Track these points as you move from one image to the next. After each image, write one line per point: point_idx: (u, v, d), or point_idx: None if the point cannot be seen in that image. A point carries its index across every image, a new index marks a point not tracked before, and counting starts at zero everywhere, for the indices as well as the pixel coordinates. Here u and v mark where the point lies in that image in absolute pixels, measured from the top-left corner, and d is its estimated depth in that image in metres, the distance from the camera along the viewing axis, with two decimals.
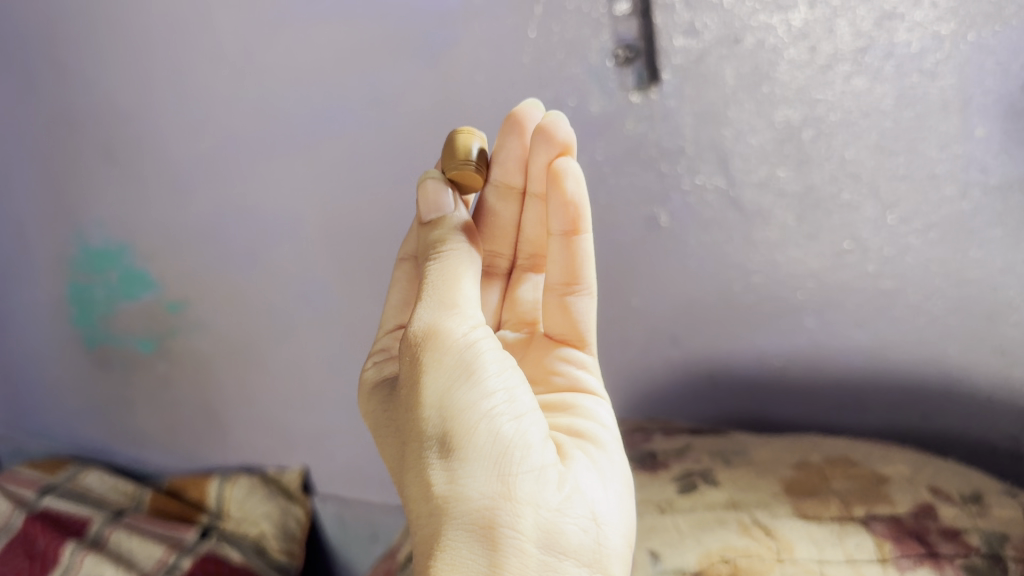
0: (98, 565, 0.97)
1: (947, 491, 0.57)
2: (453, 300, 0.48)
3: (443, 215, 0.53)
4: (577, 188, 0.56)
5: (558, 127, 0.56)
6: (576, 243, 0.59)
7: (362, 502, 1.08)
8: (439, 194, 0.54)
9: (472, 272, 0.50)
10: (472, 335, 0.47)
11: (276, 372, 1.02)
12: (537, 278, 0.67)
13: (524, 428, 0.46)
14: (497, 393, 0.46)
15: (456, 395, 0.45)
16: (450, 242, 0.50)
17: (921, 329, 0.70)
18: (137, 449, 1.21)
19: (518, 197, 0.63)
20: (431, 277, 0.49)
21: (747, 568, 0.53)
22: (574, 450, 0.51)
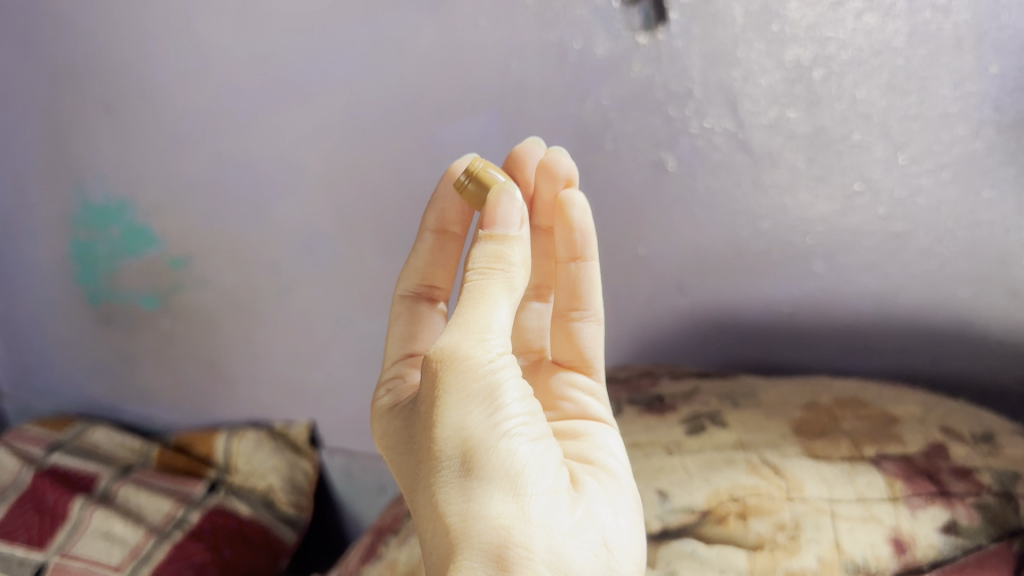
0: (108, 520, 0.96)
1: (958, 431, 0.57)
2: (485, 322, 0.45)
3: (503, 233, 0.48)
4: (584, 219, 0.57)
5: (559, 161, 0.58)
6: (577, 270, 0.58)
7: (370, 456, 1.08)
8: (510, 204, 0.48)
9: (508, 288, 0.47)
10: (498, 359, 0.45)
11: (281, 326, 1.02)
12: (542, 305, 0.65)
13: (540, 450, 0.45)
14: (516, 415, 0.44)
15: (476, 416, 0.43)
16: (502, 263, 0.47)
17: (932, 272, 0.70)
18: (142, 405, 1.21)
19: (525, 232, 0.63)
20: (470, 293, 0.46)
21: (756, 506, 0.53)
22: (586, 477, 0.49)
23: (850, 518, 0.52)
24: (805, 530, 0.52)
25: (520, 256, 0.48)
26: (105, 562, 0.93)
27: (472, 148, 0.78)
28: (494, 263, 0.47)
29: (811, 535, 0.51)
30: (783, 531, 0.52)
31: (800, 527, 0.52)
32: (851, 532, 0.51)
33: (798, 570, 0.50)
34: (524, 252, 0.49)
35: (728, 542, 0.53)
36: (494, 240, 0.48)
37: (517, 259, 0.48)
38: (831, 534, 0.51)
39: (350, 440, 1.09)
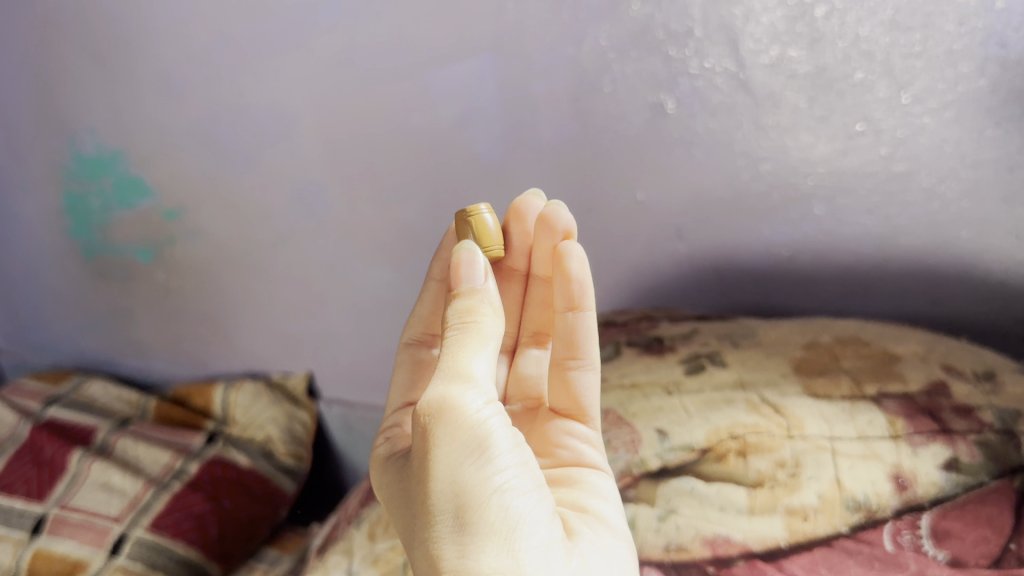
0: (106, 473, 0.96)
1: (960, 370, 0.56)
2: (467, 371, 0.42)
3: (469, 287, 0.45)
4: (582, 273, 0.53)
5: (558, 215, 0.54)
6: (573, 321, 0.54)
7: (368, 406, 1.08)
8: (471, 261, 0.46)
9: (487, 342, 0.43)
10: (484, 411, 0.41)
11: (276, 277, 1.01)
12: (540, 351, 0.62)
13: (535, 504, 0.41)
14: (509, 467, 0.41)
15: (467, 469, 0.40)
16: (477, 314, 0.44)
17: (934, 213, 0.69)
18: (139, 357, 1.20)
19: (521, 282, 0.61)
20: (448, 348, 0.43)
21: (757, 445, 0.53)
22: (582, 529, 0.46)
23: (851, 456, 0.51)
24: (805, 468, 0.51)
25: (492, 308, 0.45)
26: (105, 514, 0.92)
27: (468, 91, 0.77)
28: (468, 317, 0.44)
29: (812, 473, 0.51)
30: (784, 469, 0.51)
31: (800, 465, 0.51)
32: (852, 469, 0.51)
33: (798, 508, 0.50)
34: (497, 305, 0.45)
35: (728, 480, 0.52)
36: (463, 297, 0.45)
37: (490, 312, 0.45)
38: (832, 471, 0.51)
39: (349, 390, 1.09)
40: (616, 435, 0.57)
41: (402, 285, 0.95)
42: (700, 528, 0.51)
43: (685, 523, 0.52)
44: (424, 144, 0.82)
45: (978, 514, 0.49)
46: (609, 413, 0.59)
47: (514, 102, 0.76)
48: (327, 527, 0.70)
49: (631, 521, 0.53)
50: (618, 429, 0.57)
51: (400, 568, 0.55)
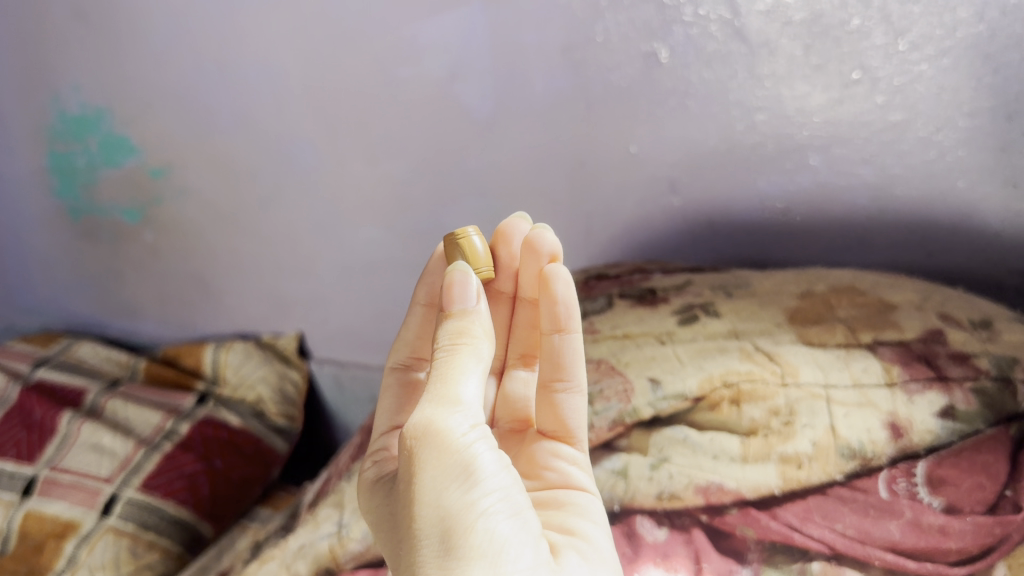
0: (96, 433, 0.95)
1: (957, 318, 0.55)
2: (456, 393, 0.40)
3: (461, 308, 0.43)
4: (567, 296, 0.49)
5: (543, 237, 0.51)
6: (559, 343, 0.50)
7: (360, 365, 1.07)
8: (464, 281, 0.43)
9: (476, 365, 0.41)
10: (471, 433, 0.40)
11: (264, 236, 1.00)
12: (527, 372, 0.59)
13: (521, 527, 0.39)
14: (494, 490, 0.39)
15: (452, 491, 0.38)
16: (466, 336, 0.42)
17: (930, 163, 0.68)
18: (130, 319, 1.19)
19: (506, 305, 0.58)
20: (436, 369, 0.41)
21: (751, 394, 0.51)
22: (569, 552, 0.42)
23: (846, 404, 0.50)
24: (799, 416, 0.50)
25: (483, 331, 0.43)
26: (95, 475, 0.91)
27: (457, 42, 0.75)
28: (458, 338, 0.42)
29: (806, 421, 0.50)
30: (778, 417, 0.50)
31: (794, 413, 0.50)
32: (847, 417, 0.50)
33: (792, 456, 0.50)
34: (488, 327, 0.43)
35: (721, 428, 0.52)
36: (453, 317, 0.43)
37: (481, 334, 0.43)
38: (827, 419, 0.50)
39: (340, 350, 1.08)
40: (608, 385, 0.55)
41: (392, 244, 0.94)
42: (693, 476, 0.51)
43: (678, 472, 0.51)
44: (413, 97, 0.81)
45: (974, 461, 0.49)
46: (601, 363, 0.57)
47: (504, 53, 0.74)
48: (318, 483, 0.70)
49: (623, 471, 0.53)
50: (611, 378, 0.55)
51: None
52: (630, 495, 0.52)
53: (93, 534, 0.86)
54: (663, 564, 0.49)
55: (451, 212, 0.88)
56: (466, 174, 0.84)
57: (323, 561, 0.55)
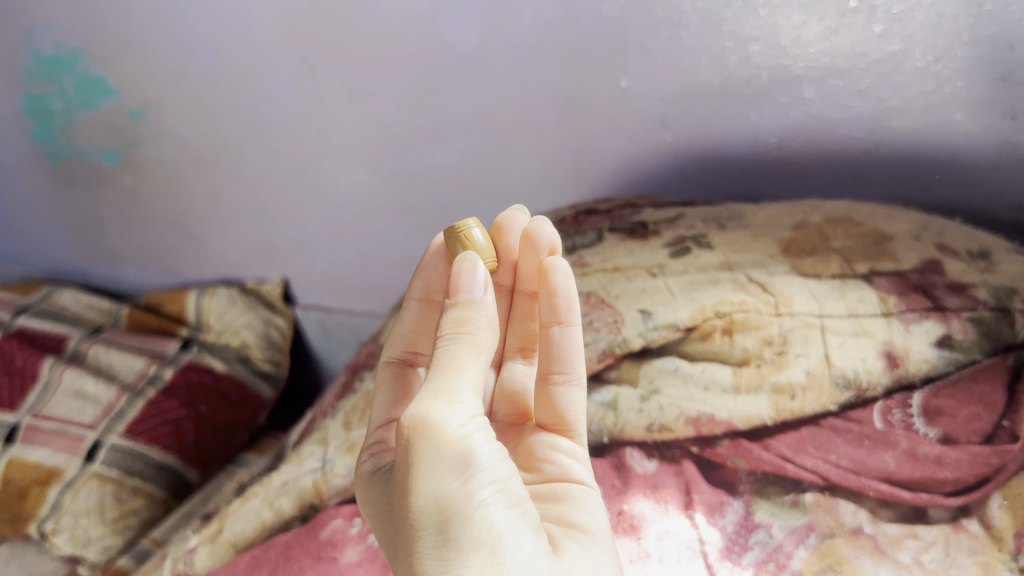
0: (78, 380, 0.93)
1: (954, 248, 0.54)
2: (457, 382, 0.36)
3: (467, 298, 0.39)
4: (568, 289, 0.46)
5: (542, 231, 0.48)
6: (559, 335, 0.47)
7: (346, 312, 1.06)
8: (472, 270, 0.40)
9: (480, 356, 0.37)
10: (471, 423, 0.36)
11: (245, 177, 0.97)
12: (526, 365, 0.53)
13: (523, 521, 0.36)
14: (494, 481, 0.36)
15: (450, 482, 0.35)
16: (470, 327, 0.38)
17: (927, 97, 0.65)
18: (112, 265, 1.17)
19: (505, 295, 0.53)
20: (437, 359, 0.37)
21: (743, 323, 0.50)
22: (568, 543, 0.39)
23: (841, 333, 0.49)
24: (793, 345, 0.49)
25: (489, 321, 0.39)
26: (79, 422, 0.90)
27: None
28: (462, 329, 0.38)
29: (799, 350, 0.48)
30: (771, 346, 0.49)
31: (788, 343, 0.49)
32: (841, 346, 0.48)
33: (785, 386, 0.48)
34: (494, 318, 0.39)
35: (713, 358, 0.50)
36: (457, 307, 0.39)
37: (486, 325, 0.39)
38: (821, 348, 0.48)
39: (326, 296, 1.07)
40: (597, 317, 0.53)
41: (377, 186, 0.91)
42: (683, 408, 0.49)
43: (669, 403, 0.50)
44: (395, 31, 0.77)
45: (970, 392, 0.49)
46: (591, 296, 0.54)
47: None
48: (303, 423, 0.68)
49: (613, 403, 0.51)
50: (600, 310, 0.53)
51: None
52: (619, 428, 0.51)
53: (77, 480, 0.85)
54: (653, 496, 0.48)
55: (436, 151, 0.85)
56: (450, 111, 0.81)
57: (307, 497, 0.54)
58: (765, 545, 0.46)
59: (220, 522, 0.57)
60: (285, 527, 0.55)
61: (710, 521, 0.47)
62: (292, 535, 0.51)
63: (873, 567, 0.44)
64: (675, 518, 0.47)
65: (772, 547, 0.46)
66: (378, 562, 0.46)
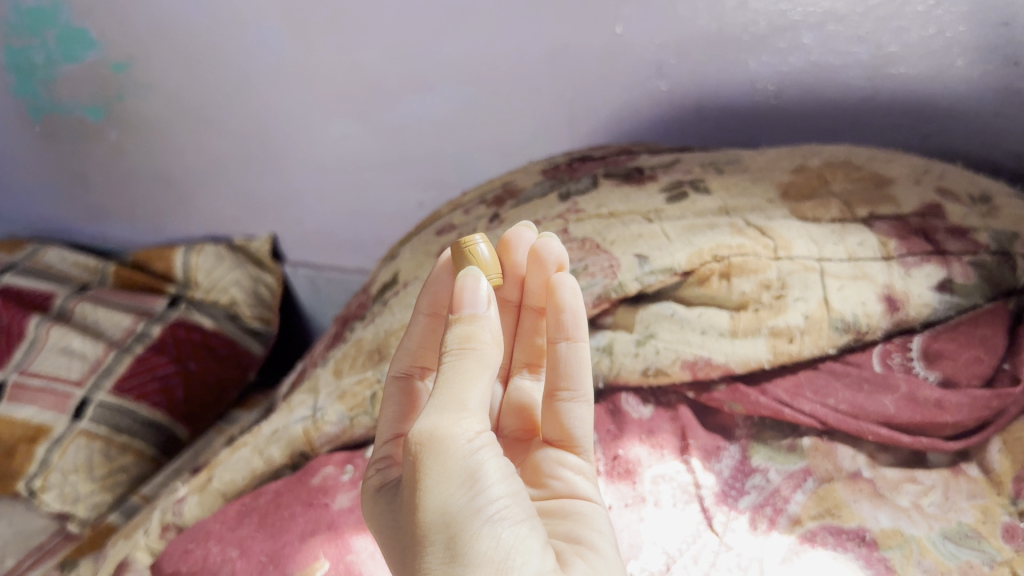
0: (65, 338, 0.92)
1: (955, 193, 0.52)
2: (466, 396, 0.33)
3: (471, 312, 0.35)
4: (576, 305, 0.43)
5: (548, 246, 0.43)
6: (566, 352, 0.43)
7: (336, 269, 1.05)
8: (474, 282, 0.36)
9: (486, 370, 0.34)
10: (478, 437, 0.32)
11: (233, 130, 0.95)
12: (534, 382, 0.48)
13: (538, 542, 0.32)
14: (502, 497, 0.32)
15: (456, 499, 0.31)
16: (475, 342, 0.34)
17: (928, 43, 0.63)
18: (99, 222, 1.16)
19: (512, 310, 0.47)
20: (443, 375, 0.34)
21: (742, 267, 0.48)
22: (577, 563, 0.34)
23: (840, 277, 0.48)
24: (792, 289, 0.48)
25: (496, 336, 0.35)
26: (66, 379, 0.88)
27: None
28: (467, 344, 0.34)
29: (798, 294, 0.47)
30: (769, 291, 0.48)
31: (786, 287, 0.48)
32: (841, 290, 0.47)
33: (783, 330, 0.47)
34: (502, 333, 0.35)
35: (710, 303, 0.49)
36: (461, 322, 0.35)
37: (493, 341, 0.35)
38: (820, 292, 0.47)
39: (316, 253, 1.06)
40: (593, 262, 0.51)
41: (366, 139, 0.90)
42: (680, 352, 0.48)
43: (665, 347, 0.49)
44: None
45: (972, 336, 0.48)
46: (586, 242, 0.52)
47: None
48: (293, 374, 0.67)
49: (608, 347, 0.50)
50: (595, 256, 0.51)
51: (368, 403, 0.51)
52: (614, 373, 0.50)
53: (65, 437, 0.84)
54: (649, 441, 0.48)
55: (426, 102, 0.84)
56: (441, 61, 0.79)
57: (298, 445, 0.54)
58: (762, 489, 0.46)
59: (209, 471, 0.56)
60: (275, 476, 0.55)
61: (706, 466, 0.47)
62: (282, 483, 0.50)
63: (872, 510, 0.44)
64: (671, 463, 0.47)
65: (769, 491, 0.46)
66: None
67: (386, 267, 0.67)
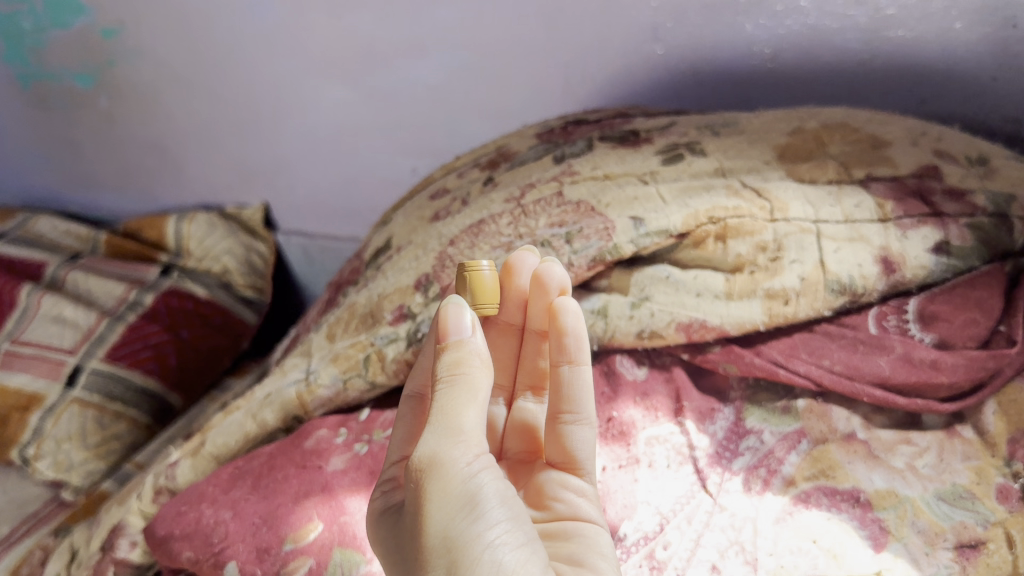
0: (57, 306, 0.91)
1: (952, 154, 0.52)
2: (460, 422, 0.33)
3: (456, 339, 0.35)
4: (578, 328, 0.42)
5: (550, 271, 0.43)
6: (568, 375, 0.42)
7: (329, 237, 1.05)
8: (458, 309, 0.36)
9: (478, 396, 0.34)
10: (474, 462, 0.32)
11: (224, 96, 0.94)
12: (538, 404, 0.47)
13: (537, 563, 0.32)
14: (501, 521, 0.32)
15: (455, 526, 0.31)
16: (463, 369, 0.34)
17: (924, 6, 0.62)
18: (90, 191, 1.15)
19: (516, 334, 0.47)
20: (436, 404, 0.33)
21: (738, 229, 0.48)
22: None
23: (837, 239, 0.47)
24: (787, 251, 0.47)
25: (486, 361, 0.35)
26: (58, 347, 0.88)
27: None
28: (456, 371, 0.34)
29: (794, 256, 0.47)
30: (765, 253, 0.47)
31: (782, 249, 0.47)
32: (837, 252, 0.47)
33: (779, 292, 0.47)
34: (490, 358, 0.35)
35: (706, 265, 0.49)
36: (449, 350, 0.35)
37: (482, 366, 0.35)
38: (816, 254, 0.47)
39: (309, 221, 1.05)
40: (587, 225, 0.50)
41: (359, 104, 0.89)
42: (674, 314, 0.48)
43: (660, 309, 0.48)
44: None
45: (968, 297, 0.48)
46: (580, 204, 0.51)
47: None
48: (285, 340, 0.67)
49: (602, 310, 0.49)
50: (590, 219, 0.50)
51: (362, 364, 0.51)
52: (608, 335, 0.50)
53: (58, 405, 0.83)
54: (642, 404, 0.48)
55: (419, 67, 0.83)
56: (435, 24, 0.78)
57: (290, 408, 0.53)
58: (756, 451, 0.46)
59: (202, 435, 0.56)
60: (268, 439, 0.54)
61: (700, 428, 0.47)
62: (275, 446, 0.50)
63: (866, 472, 0.44)
64: (665, 425, 0.47)
65: (763, 452, 0.46)
66: (363, 470, 0.46)
67: (378, 232, 0.66)
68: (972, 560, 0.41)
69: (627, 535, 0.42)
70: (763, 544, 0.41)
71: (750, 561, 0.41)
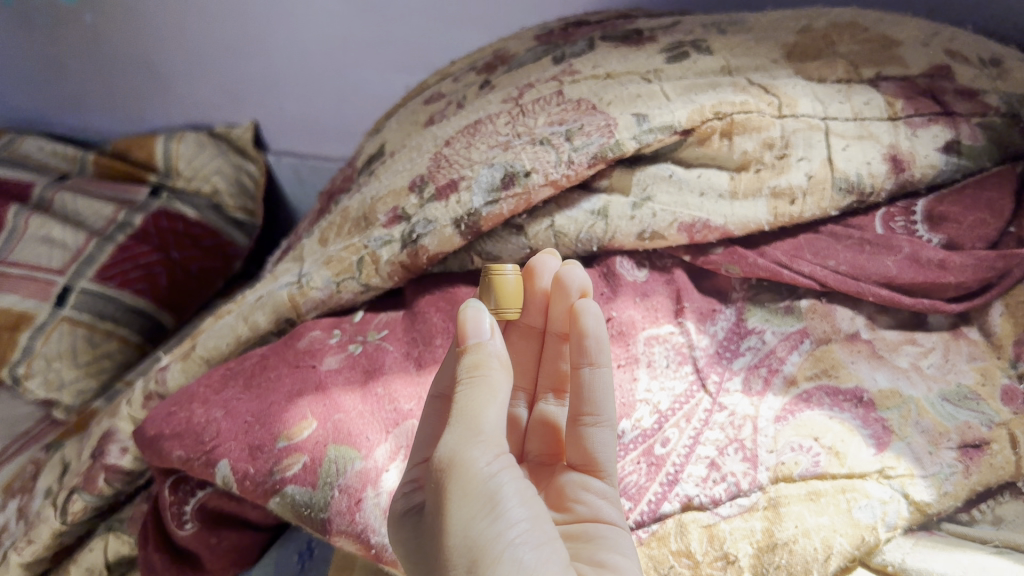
0: (45, 227, 0.88)
1: (965, 54, 0.49)
2: (481, 420, 0.31)
3: (475, 343, 0.34)
4: (600, 330, 0.39)
5: (572, 274, 0.41)
6: (589, 377, 0.39)
7: (321, 158, 1.04)
8: (477, 314, 0.35)
9: (499, 397, 0.32)
10: (494, 462, 0.31)
11: (213, 12, 0.90)
12: (560, 406, 0.45)
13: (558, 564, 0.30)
14: (522, 520, 0.30)
15: (476, 525, 0.30)
16: (482, 369, 0.33)
17: None
18: (75, 111, 1.12)
19: (537, 336, 0.45)
20: (456, 407, 0.32)
21: (744, 125, 0.46)
22: None
23: (845, 136, 0.46)
24: (795, 149, 0.46)
25: (503, 364, 0.34)
26: (47, 268, 0.86)
27: None
28: (475, 373, 0.33)
29: (801, 154, 0.46)
30: (772, 150, 0.46)
31: (789, 146, 0.46)
32: (846, 150, 0.46)
33: (785, 190, 0.46)
34: (508, 363, 0.34)
35: (710, 163, 0.47)
36: (468, 354, 0.34)
37: (499, 367, 0.34)
38: (823, 151, 0.46)
39: (301, 142, 1.04)
40: (588, 122, 0.47)
41: (351, 19, 0.86)
42: (677, 214, 0.47)
43: (662, 209, 0.47)
44: None
45: (977, 200, 0.47)
46: (581, 103, 0.49)
47: None
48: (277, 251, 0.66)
49: (603, 211, 0.48)
50: (591, 116, 0.48)
51: (355, 266, 0.50)
52: (608, 237, 0.48)
53: (48, 324, 0.82)
54: (643, 305, 0.47)
55: None
56: None
57: (283, 311, 0.53)
58: (757, 350, 0.46)
59: (192, 340, 0.56)
60: (260, 342, 0.54)
61: (699, 328, 0.47)
62: (268, 347, 0.50)
63: (870, 371, 0.44)
64: (665, 326, 0.46)
65: (764, 352, 0.46)
66: (358, 369, 0.46)
67: (371, 139, 0.64)
68: (976, 460, 0.39)
69: (625, 432, 0.42)
70: (763, 441, 0.41)
71: (750, 458, 0.40)
